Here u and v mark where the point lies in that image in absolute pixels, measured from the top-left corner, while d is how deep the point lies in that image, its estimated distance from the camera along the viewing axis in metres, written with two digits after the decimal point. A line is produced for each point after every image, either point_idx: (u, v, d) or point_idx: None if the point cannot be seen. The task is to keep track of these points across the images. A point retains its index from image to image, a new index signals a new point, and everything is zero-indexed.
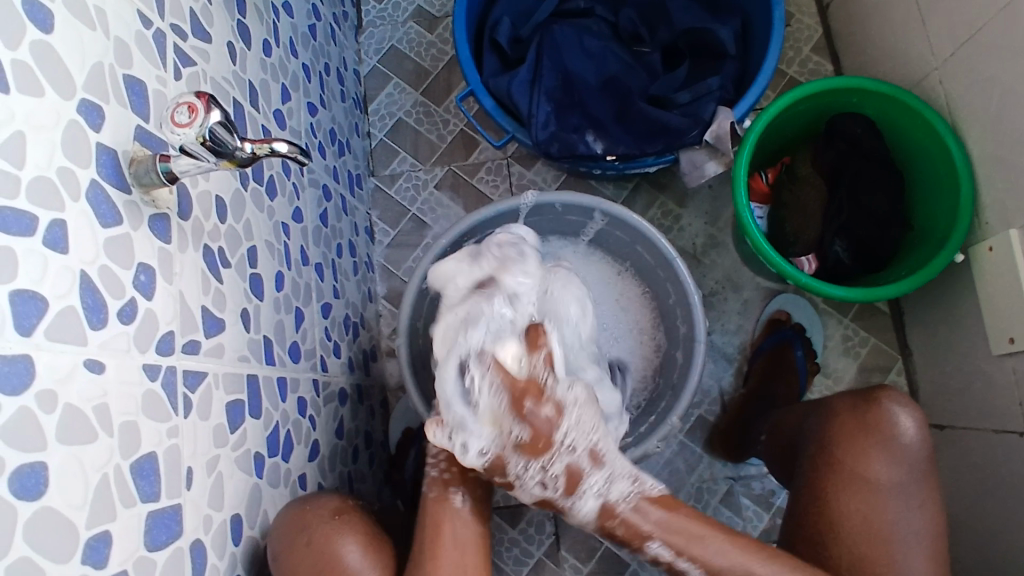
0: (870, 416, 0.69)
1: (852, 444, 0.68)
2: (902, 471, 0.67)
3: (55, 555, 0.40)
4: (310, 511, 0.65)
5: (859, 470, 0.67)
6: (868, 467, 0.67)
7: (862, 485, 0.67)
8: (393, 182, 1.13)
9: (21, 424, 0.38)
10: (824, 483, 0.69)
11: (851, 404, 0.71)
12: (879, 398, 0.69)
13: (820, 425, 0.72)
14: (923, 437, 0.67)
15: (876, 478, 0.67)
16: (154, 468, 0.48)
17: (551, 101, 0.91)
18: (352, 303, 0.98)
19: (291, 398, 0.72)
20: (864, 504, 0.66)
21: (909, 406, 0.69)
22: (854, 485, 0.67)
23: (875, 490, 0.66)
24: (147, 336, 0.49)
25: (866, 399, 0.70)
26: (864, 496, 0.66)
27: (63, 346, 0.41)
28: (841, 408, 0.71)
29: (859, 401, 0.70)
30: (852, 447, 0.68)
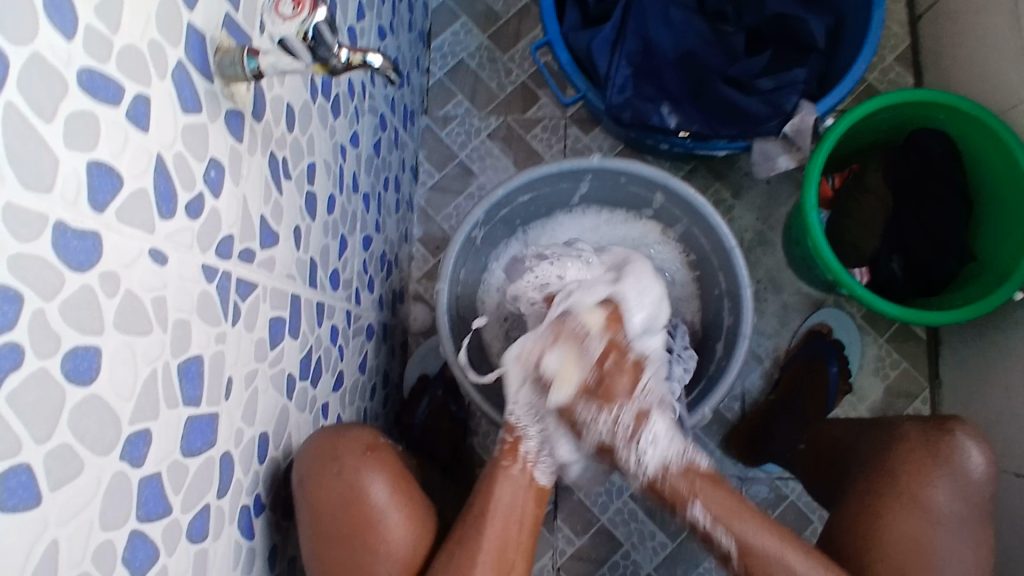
0: (939, 442, 0.67)
1: (916, 464, 0.67)
2: (960, 502, 0.65)
3: (95, 446, 0.36)
4: (343, 440, 0.64)
5: (915, 492, 0.65)
6: (926, 490, 0.65)
7: (915, 507, 0.65)
8: (445, 124, 1.09)
9: (83, 303, 0.35)
10: (876, 495, 0.67)
11: (920, 431, 0.69)
12: (951, 429, 0.68)
13: (882, 445, 0.70)
14: (988, 476, 0.66)
15: (934, 502, 0.65)
16: (198, 371, 0.46)
17: (630, 66, 0.87)
18: (390, 240, 0.95)
19: (326, 325, 0.70)
20: (916, 525, 0.64)
21: (979, 444, 0.68)
22: (904, 505, 0.65)
23: (930, 515, 0.64)
24: (209, 234, 0.47)
25: (938, 426, 0.69)
26: (912, 516, 0.64)
27: (132, 230, 0.39)
28: (910, 431, 0.69)
29: (931, 427, 0.69)
30: (913, 468, 0.67)
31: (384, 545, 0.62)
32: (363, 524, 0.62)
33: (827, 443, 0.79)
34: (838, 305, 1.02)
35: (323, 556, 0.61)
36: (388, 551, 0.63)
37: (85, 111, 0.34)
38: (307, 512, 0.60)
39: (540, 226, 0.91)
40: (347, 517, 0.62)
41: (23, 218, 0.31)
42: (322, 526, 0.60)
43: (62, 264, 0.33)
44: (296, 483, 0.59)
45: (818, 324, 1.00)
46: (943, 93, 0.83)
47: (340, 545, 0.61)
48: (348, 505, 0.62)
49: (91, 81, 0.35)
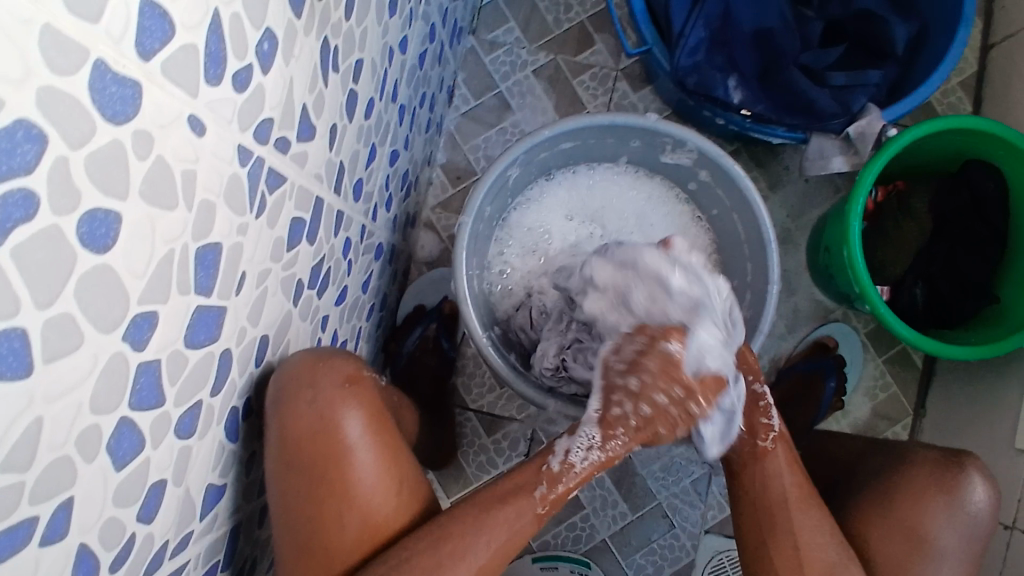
0: (946, 474, 0.64)
1: (919, 493, 0.64)
2: (957, 538, 0.62)
3: (99, 322, 0.32)
4: (325, 367, 0.58)
5: (914, 520, 0.63)
6: (924, 518, 0.63)
7: (912, 535, 0.63)
8: (490, 50, 1.03)
9: (111, 160, 0.30)
10: (870, 515, 0.65)
11: (934, 460, 0.66)
12: (964, 462, 0.65)
13: (889, 470, 0.67)
14: (990, 512, 0.63)
15: (932, 536, 0.62)
16: (214, 260, 0.41)
17: (707, 29, 0.81)
18: (414, 159, 0.90)
19: (340, 236, 0.66)
20: (906, 552, 0.62)
21: (988, 481, 0.65)
22: (899, 531, 0.63)
23: (923, 544, 0.62)
24: (250, 114, 0.42)
25: (949, 459, 0.65)
26: (907, 543, 0.63)
27: (174, 89, 0.34)
28: (922, 459, 0.66)
29: (941, 460, 0.65)
30: (917, 495, 0.64)
31: (352, 487, 0.58)
32: (331, 460, 0.57)
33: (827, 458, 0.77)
34: (846, 318, 1.01)
35: (283, 485, 0.56)
36: (354, 496, 0.58)
37: None
38: (274, 437, 0.55)
39: (567, 176, 0.86)
40: (317, 450, 0.57)
41: (64, 47, 0.26)
42: (287, 454, 0.55)
43: (96, 110, 0.29)
44: (267, 401, 0.54)
45: (825, 337, 0.99)
46: (1005, 126, 0.78)
47: (300, 479, 0.56)
48: (320, 437, 0.57)
49: None
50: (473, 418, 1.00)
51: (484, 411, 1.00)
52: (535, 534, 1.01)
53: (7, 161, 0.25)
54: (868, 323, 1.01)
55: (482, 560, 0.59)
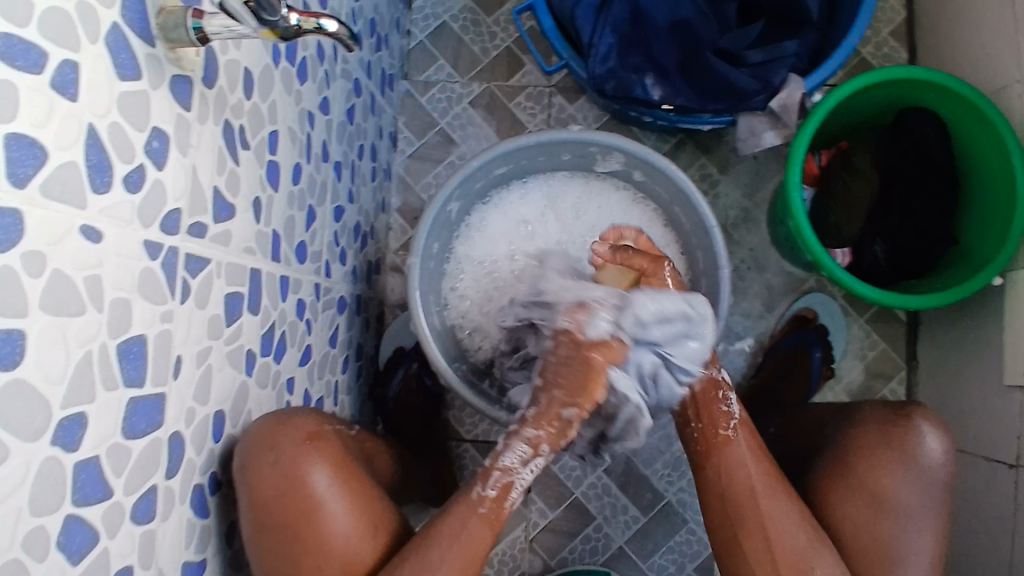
0: (896, 428, 0.66)
1: (872, 455, 0.65)
2: (918, 492, 0.64)
3: (22, 431, 0.35)
4: (284, 427, 0.59)
5: (869, 483, 0.64)
6: (883, 479, 0.64)
7: (874, 498, 0.64)
8: (426, 90, 1.06)
9: (3, 286, 0.33)
10: (834, 488, 0.66)
11: (879, 417, 0.67)
12: (910, 413, 0.67)
13: (839, 435, 0.69)
14: (946, 459, 0.65)
15: (889, 494, 0.64)
16: (141, 351, 0.44)
17: (615, 34, 0.82)
18: (365, 210, 0.93)
19: (291, 299, 0.69)
20: (868, 516, 0.64)
21: (939, 428, 0.66)
22: (860, 496, 0.64)
23: (885, 506, 0.63)
24: (152, 209, 0.45)
25: (898, 413, 0.67)
26: (867, 506, 0.64)
27: (60, 206, 0.37)
28: (868, 418, 0.68)
29: (892, 414, 0.67)
30: (870, 457, 0.65)
31: (328, 539, 0.58)
32: (303, 517, 0.57)
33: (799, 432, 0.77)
34: (820, 286, 1.02)
35: (260, 548, 0.56)
36: (328, 548, 0.58)
37: None
38: (244, 501, 0.56)
39: (501, 196, 0.86)
40: (287, 506, 0.57)
41: None
42: (259, 517, 0.56)
43: None
44: (234, 470, 0.55)
45: (804, 310, 1.00)
46: (927, 71, 0.79)
47: (274, 538, 0.56)
48: (288, 494, 0.57)
49: (7, 46, 0.32)
50: (471, 448, 1.01)
51: (480, 439, 1.01)
52: (553, 552, 1.01)
53: None
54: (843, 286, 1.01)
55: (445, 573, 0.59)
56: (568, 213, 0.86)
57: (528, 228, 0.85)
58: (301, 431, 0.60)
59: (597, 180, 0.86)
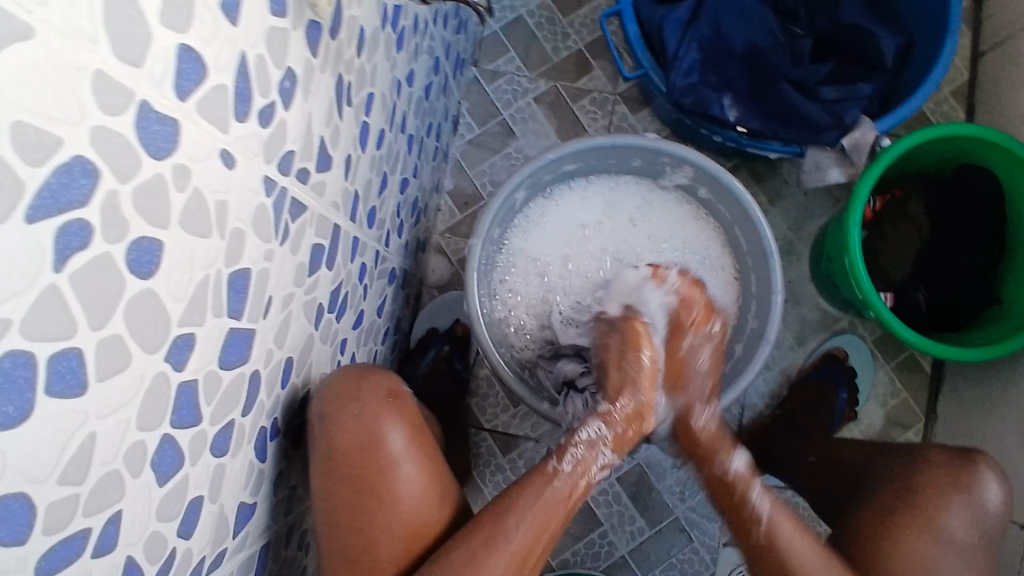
0: (963, 471, 0.66)
1: (936, 489, 0.65)
2: (973, 532, 0.63)
3: (144, 343, 0.35)
4: (366, 382, 0.61)
5: (931, 514, 0.63)
6: (941, 513, 0.63)
7: (929, 528, 0.63)
8: (492, 80, 1.07)
9: (155, 194, 0.33)
10: (895, 518, 0.64)
11: (948, 460, 0.67)
12: (976, 459, 0.67)
13: (903, 468, 0.68)
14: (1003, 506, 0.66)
15: (946, 528, 0.63)
16: (244, 285, 0.44)
17: (700, 51, 0.85)
18: (423, 187, 0.93)
19: (357, 261, 0.69)
20: (926, 547, 0.62)
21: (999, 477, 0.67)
22: (916, 524, 0.63)
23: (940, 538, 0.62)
24: (274, 147, 0.45)
25: (963, 456, 0.67)
26: (925, 539, 0.62)
27: (208, 127, 0.37)
28: (936, 459, 0.68)
29: (957, 456, 0.68)
30: (935, 493, 0.65)
31: (397, 495, 0.60)
32: (377, 470, 0.59)
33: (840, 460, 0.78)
34: (852, 327, 1.03)
35: (331, 496, 0.58)
36: (397, 504, 0.60)
37: None
38: (321, 451, 0.58)
39: (562, 192, 0.87)
40: (363, 459, 0.59)
41: (110, 90, 0.29)
42: (336, 466, 0.58)
43: (142, 148, 0.32)
44: (315, 415, 0.57)
45: (836, 349, 1.01)
46: (995, 131, 0.80)
47: (348, 488, 0.58)
48: (365, 447, 0.59)
49: None
50: (488, 438, 1.01)
51: (499, 430, 1.02)
52: (555, 552, 1.01)
53: (66, 195, 0.28)
54: (874, 330, 1.03)
55: (516, 545, 0.60)
56: (628, 219, 0.87)
57: (585, 228, 0.86)
58: (382, 389, 0.62)
59: (660, 191, 0.87)
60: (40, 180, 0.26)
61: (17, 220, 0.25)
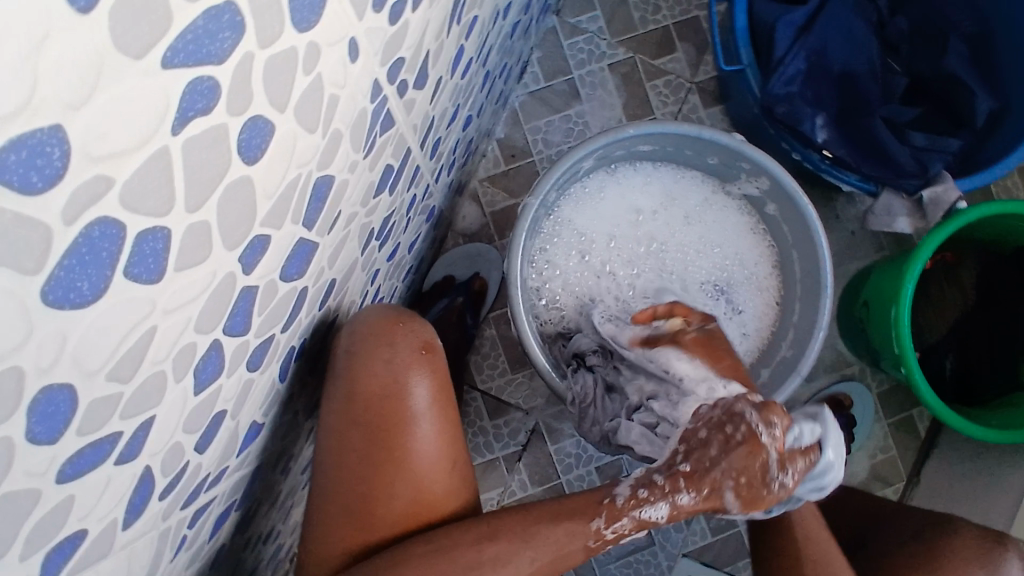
0: (992, 550, 0.66)
1: (963, 564, 0.65)
2: None
3: (225, 236, 0.30)
4: (400, 328, 0.55)
5: None
6: None
7: None
8: (571, 35, 1.01)
9: (283, 69, 0.28)
10: None
11: (978, 534, 0.67)
12: (1005, 542, 0.66)
13: (932, 538, 0.68)
14: None
15: None
16: (324, 194, 0.39)
17: (806, 61, 0.81)
18: (479, 129, 0.88)
19: (411, 192, 0.64)
20: None
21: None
22: None
23: None
24: (391, 50, 0.40)
25: (995, 537, 0.67)
26: None
27: (348, 8, 0.32)
28: (965, 531, 0.67)
29: (988, 535, 0.67)
30: (960, 567, 0.65)
31: (407, 459, 0.55)
32: (391, 429, 0.54)
33: (847, 518, 0.79)
34: (861, 375, 1.02)
35: (340, 438, 0.55)
36: (406, 469, 0.55)
37: None
38: (342, 390, 0.54)
39: (626, 172, 0.83)
40: (379, 411, 0.54)
41: None
42: (351, 408, 0.54)
43: (288, 12, 0.26)
44: (341, 351, 0.53)
45: (842, 393, 1.01)
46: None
47: (359, 435, 0.54)
48: (385, 399, 0.54)
49: None
50: (479, 399, 0.99)
51: (492, 394, 0.99)
52: None
53: (206, 45, 0.22)
54: (882, 383, 1.02)
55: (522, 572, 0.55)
56: (685, 216, 0.84)
57: (640, 215, 0.83)
58: (417, 342, 0.56)
59: (724, 195, 0.83)
60: (189, 18, 0.21)
61: (154, 61, 0.20)
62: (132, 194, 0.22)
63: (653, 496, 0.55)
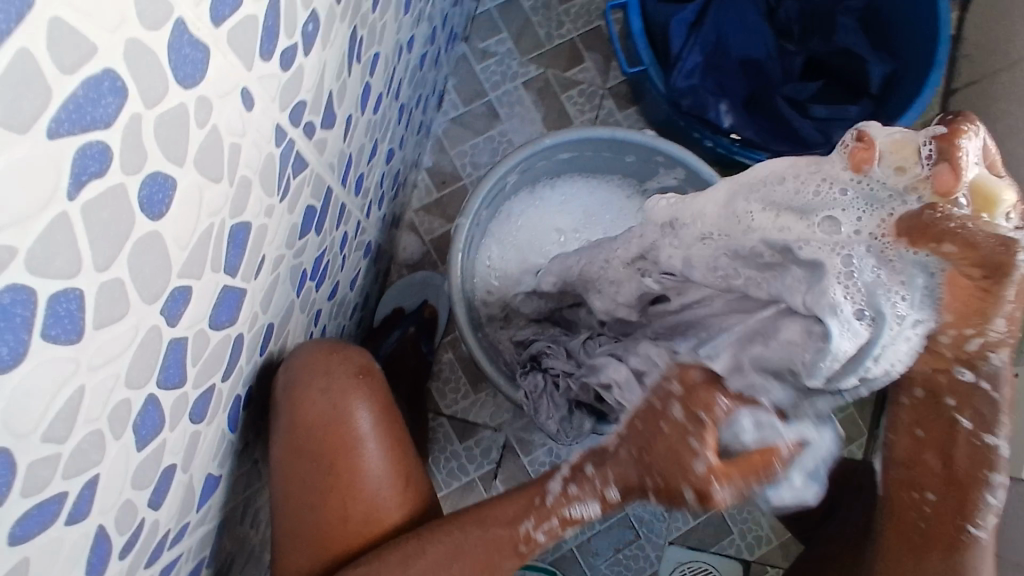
0: None
1: None
2: None
3: (143, 291, 0.31)
4: (336, 356, 0.56)
5: None
6: None
7: None
8: (482, 59, 1.04)
9: (176, 125, 0.29)
10: None
11: None
12: None
13: None
14: None
15: None
16: (243, 240, 0.40)
17: (702, 54, 0.85)
18: (405, 160, 0.90)
19: (340, 229, 0.65)
20: None
21: None
22: None
23: None
24: (290, 94, 0.41)
25: None
26: None
27: (235, 60, 0.33)
28: None
29: None
30: None
31: (359, 483, 0.54)
32: (340, 454, 0.54)
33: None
34: None
35: (289, 471, 0.54)
36: (359, 493, 0.54)
37: None
38: (284, 422, 0.53)
39: (546, 191, 0.87)
40: (324, 438, 0.53)
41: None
42: (296, 440, 0.53)
43: (171, 71, 0.28)
44: (278, 388, 0.52)
45: None
46: None
47: (308, 465, 0.53)
48: (329, 425, 0.54)
49: None
50: (446, 424, 0.99)
51: (458, 417, 0.99)
52: None
53: (92, 111, 0.24)
54: None
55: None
56: (601, 234, 0.86)
57: (561, 236, 0.85)
58: (354, 366, 0.56)
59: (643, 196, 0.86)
60: (71, 87, 0.22)
61: (41, 131, 0.22)
62: (37, 259, 0.23)
63: (579, 493, 0.49)
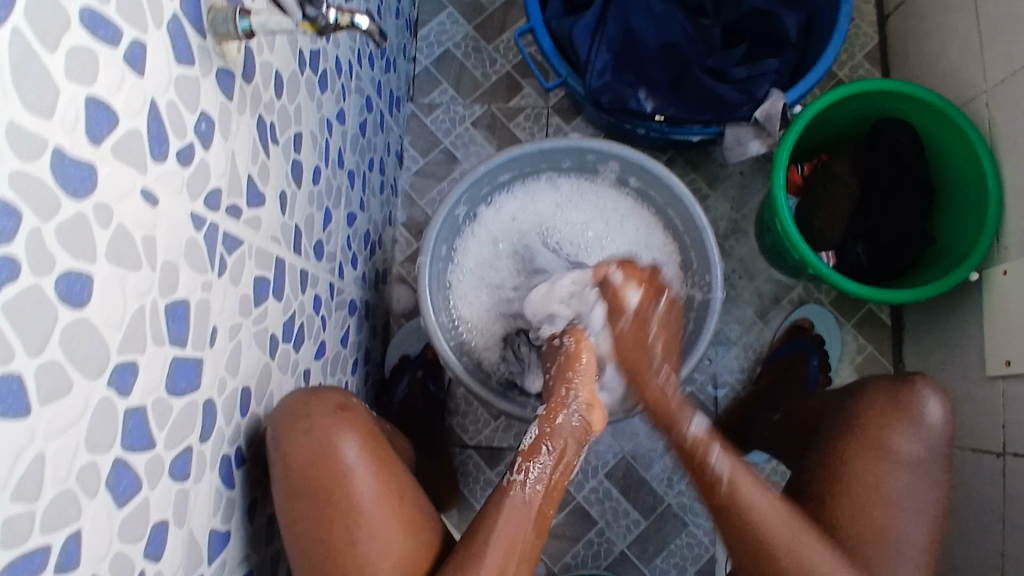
0: (902, 394, 0.70)
1: (880, 416, 0.70)
2: (923, 447, 0.68)
3: (85, 367, 0.37)
4: (315, 400, 0.63)
5: (878, 438, 0.68)
6: (890, 437, 0.68)
7: (881, 452, 0.68)
8: (430, 112, 1.12)
9: (77, 229, 0.36)
10: (844, 448, 0.70)
11: (887, 381, 0.72)
12: (915, 380, 0.71)
13: (847, 401, 0.73)
14: (947, 421, 0.69)
15: (897, 449, 0.68)
16: (184, 314, 0.47)
17: (611, 52, 0.90)
18: (374, 220, 0.97)
19: (309, 292, 0.72)
20: (878, 469, 0.67)
21: (941, 393, 0.71)
22: (869, 450, 0.68)
23: (891, 460, 0.68)
24: (198, 184, 0.48)
25: (902, 380, 0.71)
26: (878, 462, 0.68)
27: (125, 167, 0.40)
28: (876, 386, 0.72)
29: (895, 381, 0.72)
30: (878, 418, 0.70)
31: (355, 505, 0.60)
32: (332, 483, 0.61)
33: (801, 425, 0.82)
34: (807, 292, 1.06)
35: (291, 512, 0.60)
36: (357, 512, 0.60)
37: (84, 47, 0.36)
38: (279, 469, 0.60)
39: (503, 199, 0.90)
40: (318, 472, 0.60)
41: (24, 136, 0.32)
42: (292, 482, 0.60)
43: (60, 188, 0.35)
44: (268, 437, 0.59)
45: (801, 319, 1.04)
46: (897, 82, 0.86)
47: (307, 503, 0.60)
48: (319, 461, 0.61)
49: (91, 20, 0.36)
50: (474, 454, 1.03)
51: (483, 445, 1.03)
52: (556, 557, 1.02)
53: None
54: (830, 292, 1.06)
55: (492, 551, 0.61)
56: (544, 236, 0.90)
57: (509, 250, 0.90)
58: (331, 403, 0.64)
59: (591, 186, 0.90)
60: None
61: None
62: None
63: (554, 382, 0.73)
